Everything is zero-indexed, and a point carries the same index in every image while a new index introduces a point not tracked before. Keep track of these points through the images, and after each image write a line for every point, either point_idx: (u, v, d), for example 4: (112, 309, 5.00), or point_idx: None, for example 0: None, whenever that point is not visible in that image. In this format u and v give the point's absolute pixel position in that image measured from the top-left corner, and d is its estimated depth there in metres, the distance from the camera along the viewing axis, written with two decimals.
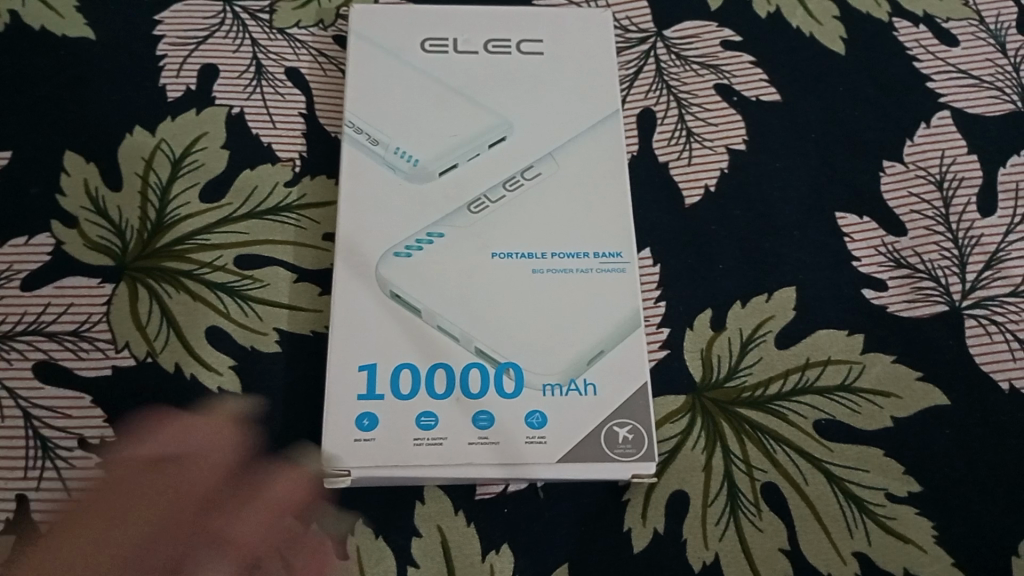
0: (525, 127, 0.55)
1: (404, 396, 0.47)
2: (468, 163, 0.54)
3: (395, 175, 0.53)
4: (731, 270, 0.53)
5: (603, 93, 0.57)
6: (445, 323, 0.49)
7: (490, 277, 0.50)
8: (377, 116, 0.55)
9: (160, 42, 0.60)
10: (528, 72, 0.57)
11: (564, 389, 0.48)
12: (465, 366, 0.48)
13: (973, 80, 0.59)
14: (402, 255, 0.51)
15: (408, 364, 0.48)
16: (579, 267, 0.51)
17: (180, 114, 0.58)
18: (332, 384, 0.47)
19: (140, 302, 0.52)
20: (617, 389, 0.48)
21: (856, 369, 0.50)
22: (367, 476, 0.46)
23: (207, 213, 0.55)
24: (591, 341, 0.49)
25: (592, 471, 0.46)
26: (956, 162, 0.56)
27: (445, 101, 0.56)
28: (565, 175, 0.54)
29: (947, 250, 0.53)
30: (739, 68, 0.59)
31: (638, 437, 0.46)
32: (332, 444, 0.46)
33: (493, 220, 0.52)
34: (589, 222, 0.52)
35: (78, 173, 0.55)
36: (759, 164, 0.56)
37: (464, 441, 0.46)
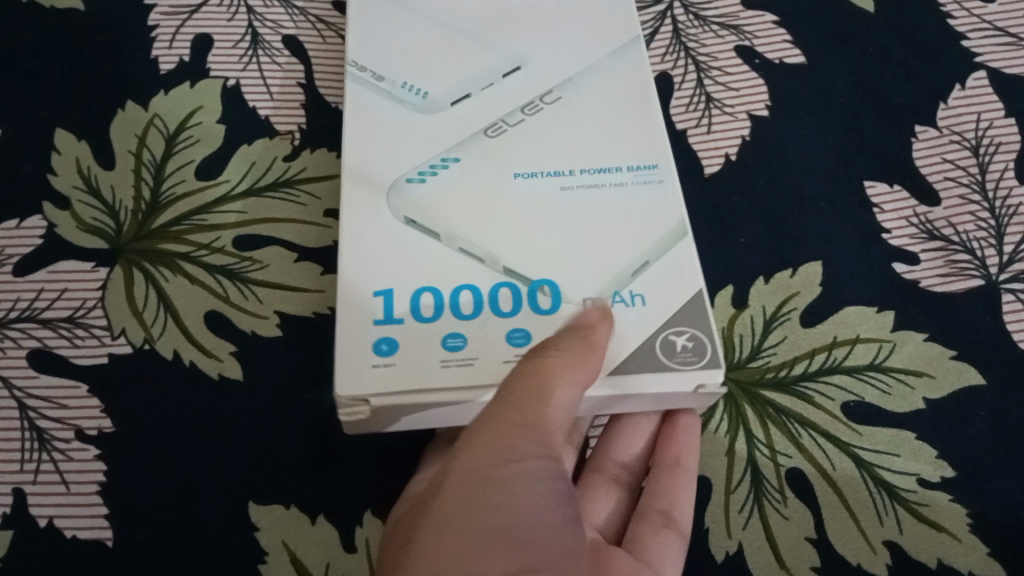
0: (543, 63, 0.52)
1: (426, 319, 0.43)
2: (482, 92, 0.51)
3: (404, 108, 0.50)
4: (754, 244, 0.50)
5: (619, 27, 0.54)
6: (468, 246, 0.45)
7: (510, 197, 0.47)
8: (381, 56, 0.52)
9: (152, 13, 0.58)
10: (540, 13, 0.54)
11: (609, 302, 0.44)
12: (493, 286, 0.44)
13: (1010, 37, 0.55)
14: (415, 182, 0.47)
15: (430, 288, 0.44)
16: (613, 181, 0.47)
17: (174, 86, 0.56)
18: (345, 311, 0.43)
19: (137, 288, 0.49)
20: (667, 299, 0.44)
21: (886, 348, 0.47)
22: (388, 405, 0.41)
23: (204, 191, 0.52)
24: (633, 253, 0.45)
25: (652, 383, 0.42)
26: (993, 126, 0.53)
27: (451, 39, 0.53)
28: (587, 100, 0.50)
29: (983, 220, 0.50)
30: (761, 28, 0.56)
31: (700, 344, 0.42)
32: (346, 370, 0.42)
33: (512, 144, 0.49)
34: (619, 138, 0.49)
35: (69, 152, 0.53)
36: (783, 130, 0.53)
37: (500, 359, 0.42)
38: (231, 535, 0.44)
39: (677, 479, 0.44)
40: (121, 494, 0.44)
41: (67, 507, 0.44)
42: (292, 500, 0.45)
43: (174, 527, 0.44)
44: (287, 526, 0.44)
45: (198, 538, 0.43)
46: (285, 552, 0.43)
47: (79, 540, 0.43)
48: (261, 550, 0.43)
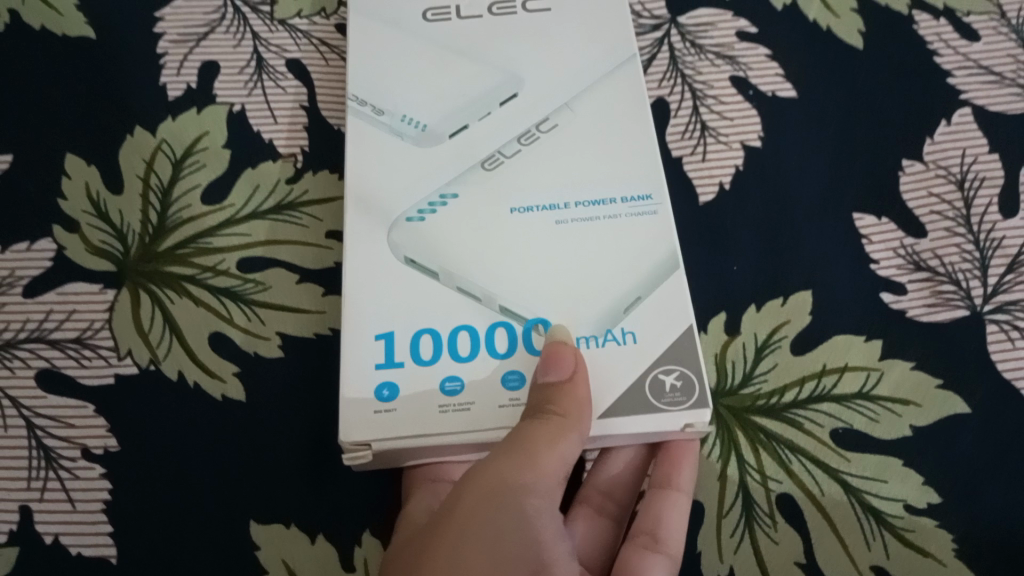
0: (540, 88, 0.53)
1: (426, 362, 0.45)
2: (479, 123, 0.52)
3: (403, 141, 0.51)
4: (745, 272, 0.51)
5: (616, 41, 0.55)
6: (466, 284, 0.47)
7: (508, 231, 0.48)
8: (380, 87, 0.53)
9: (161, 39, 0.59)
10: (538, 30, 0.55)
11: (601, 340, 0.45)
12: (489, 326, 0.46)
13: (995, 76, 0.57)
14: (414, 220, 0.48)
15: (429, 329, 0.46)
16: (607, 214, 0.48)
17: (181, 112, 0.57)
18: (348, 355, 0.45)
19: (143, 310, 0.51)
20: (657, 336, 0.45)
21: (873, 376, 0.49)
22: (390, 448, 0.43)
23: (209, 215, 0.53)
24: (625, 288, 0.46)
25: (641, 421, 0.43)
26: (978, 161, 0.54)
27: (450, 63, 0.54)
28: (583, 124, 0.51)
29: (968, 253, 0.52)
30: (755, 60, 0.58)
31: (688, 383, 0.44)
32: (349, 416, 0.43)
33: (510, 175, 0.50)
34: (613, 168, 0.50)
35: (79, 176, 0.55)
36: (774, 161, 0.55)
37: (496, 404, 0.44)
38: (233, 553, 0.45)
39: (670, 499, 0.44)
40: (125, 512, 0.45)
41: (72, 525, 0.45)
42: (293, 518, 0.45)
43: (175, 546, 0.45)
44: (289, 545, 0.45)
45: (200, 557, 0.44)
46: (284, 570, 0.44)
47: (84, 557, 0.45)
48: (261, 568, 0.44)
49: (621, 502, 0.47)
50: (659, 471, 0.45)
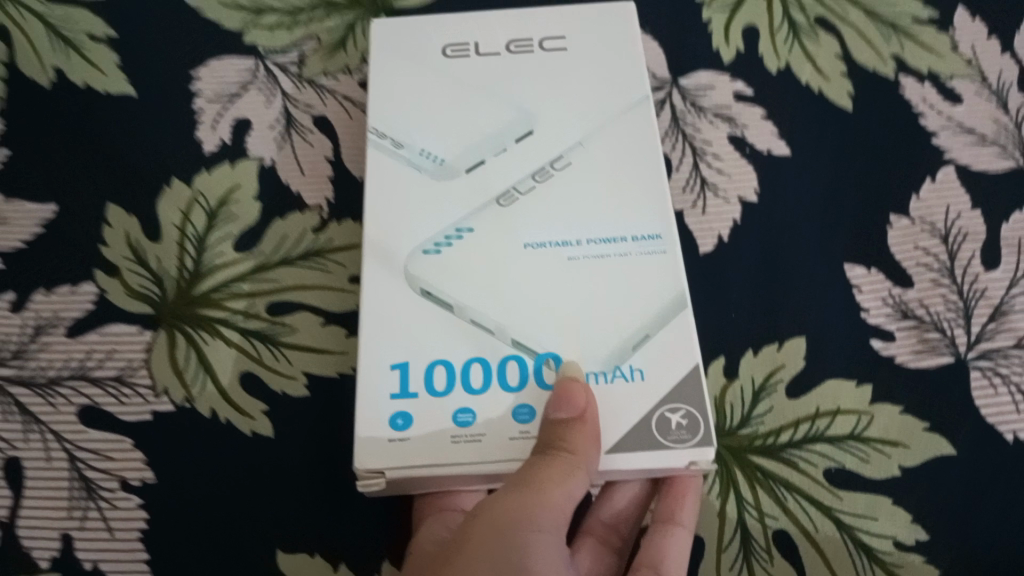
0: (555, 126, 0.56)
1: (439, 393, 0.48)
2: (495, 159, 0.55)
3: (421, 174, 0.54)
4: (743, 319, 0.55)
5: (629, 83, 0.57)
6: (479, 317, 0.50)
7: (522, 266, 0.51)
8: (400, 121, 0.56)
9: (197, 98, 0.64)
10: (552, 69, 0.58)
11: (610, 376, 0.48)
12: (501, 359, 0.49)
13: (977, 136, 0.60)
14: (431, 253, 0.52)
15: (442, 361, 0.49)
16: (617, 252, 0.51)
17: (215, 166, 0.61)
18: (365, 385, 0.48)
19: (178, 350, 0.54)
20: (664, 374, 0.48)
21: (864, 419, 0.52)
22: (404, 476, 0.46)
23: (241, 262, 0.57)
24: (634, 326, 0.49)
25: (646, 458, 0.46)
26: (961, 217, 0.58)
27: (468, 99, 0.57)
28: (596, 164, 0.54)
29: (952, 302, 0.55)
30: (751, 120, 0.62)
31: (693, 422, 0.47)
32: (367, 444, 0.47)
33: (524, 212, 0.53)
34: (623, 207, 0.53)
35: (120, 225, 0.59)
36: (768, 215, 0.58)
37: (506, 436, 0.47)
38: None
39: (672, 535, 0.47)
40: (160, 541, 0.49)
41: (111, 551, 0.49)
42: (316, 548, 0.49)
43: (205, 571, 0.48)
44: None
45: None
46: None
47: None
48: None
49: (624, 534, 0.50)
50: (663, 507, 0.48)
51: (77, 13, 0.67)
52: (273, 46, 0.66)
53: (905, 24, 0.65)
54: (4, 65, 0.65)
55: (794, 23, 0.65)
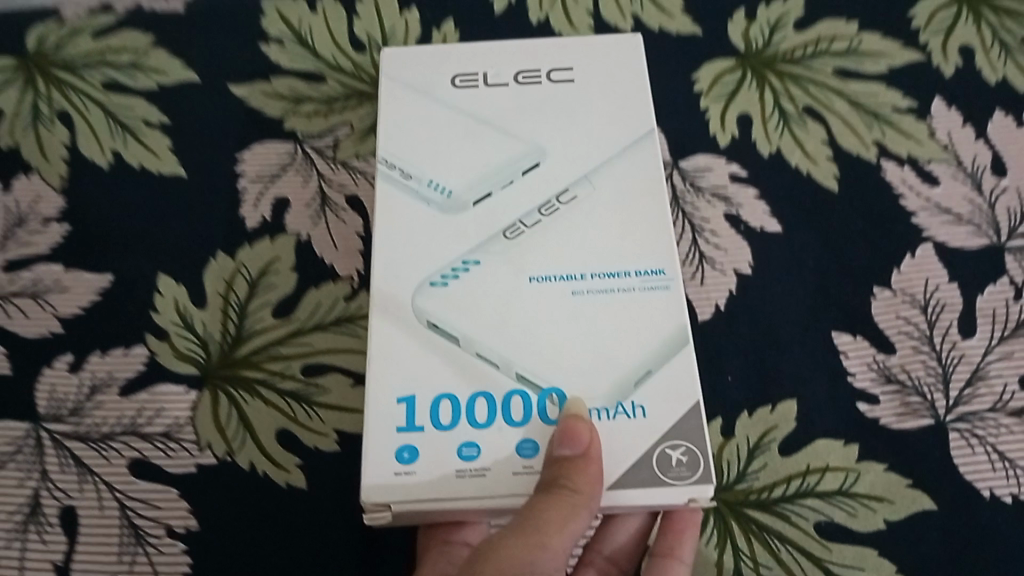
0: (562, 157, 0.57)
1: (445, 427, 0.49)
2: (503, 190, 0.56)
3: (429, 207, 0.55)
4: (738, 382, 0.59)
5: (636, 119, 0.58)
6: (485, 351, 0.51)
7: (528, 300, 0.52)
8: (407, 150, 0.57)
9: (241, 179, 0.70)
10: (558, 100, 0.59)
11: (612, 413, 0.49)
12: (507, 394, 0.50)
13: (954, 215, 0.66)
14: (438, 285, 0.52)
15: (448, 395, 0.50)
16: (622, 286, 0.52)
17: (257, 240, 0.67)
18: (371, 420, 0.49)
19: (221, 409, 0.60)
20: (666, 412, 0.49)
21: (851, 476, 0.56)
22: (408, 509, 0.47)
23: (279, 328, 0.63)
24: (637, 363, 0.50)
25: (648, 495, 0.47)
26: (940, 289, 0.62)
27: (475, 132, 0.58)
28: (604, 198, 0.55)
29: (932, 367, 0.59)
30: (746, 199, 0.67)
31: (693, 459, 0.48)
32: (373, 478, 0.48)
33: (531, 244, 0.54)
34: (630, 242, 0.53)
35: (170, 294, 0.65)
36: (761, 287, 0.63)
37: (510, 471, 0.47)
38: None
39: (671, 568, 0.51)
40: None
41: None
42: None
43: None
44: None
45: None
46: None
47: None
48: None
49: (623, 567, 0.55)
50: (664, 543, 0.51)
51: (134, 102, 0.75)
52: (310, 132, 0.72)
53: (886, 112, 0.71)
54: (67, 148, 0.72)
55: (784, 112, 0.71)
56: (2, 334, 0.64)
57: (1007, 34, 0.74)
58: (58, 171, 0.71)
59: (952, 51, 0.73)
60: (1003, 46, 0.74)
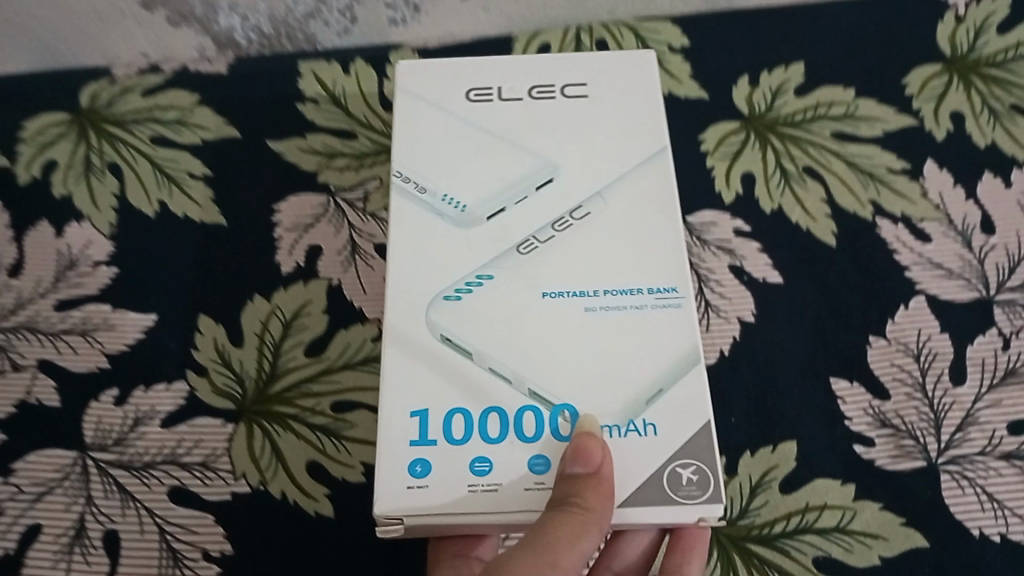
0: (573, 173, 0.59)
1: (457, 441, 0.51)
2: (516, 206, 0.58)
3: (443, 221, 0.57)
4: (741, 423, 0.63)
5: (648, 136, 0.61)
6: (498, 366, 0.53)
7: (540, 316, 0.54)
8: (424, 165, 0.59)
9: (277, 227, 0.75)
10: (573, 114, 0.62)
11: (624, 430, 0.51)
12: (518, 410, 0.52)
13: (945, 270, 0.70)
14: (452, 299, 0.55)
15: (461, 410, 0.52)
16: (633, 304, 0.54)
17: (292, 284, 0.72)
18: (386, 432, 0.51)
19: (255, 441, 0.64)
20: (675, 431, 0.51)
21: (848, 513, 0.60)
22: (419, 522, 0.49)
23: (310, 366, 0.67)
24: (649, 381, 0.52)
25: (659, 513, 0.49)
26: (931, 339, 0.66)
27: (490, 148, 0.60)
28: (614, 216, 0.57)
29: (924, 412, 0.63)
30: (749, 252, 0.72)
31: (703, 478, 0.50)
32: (387, 491, 0.49)
33: (543, 261, 0.56)
34: (640, 261, 0.56)
35: (210, 333, 0.69)
36: (764, 335, 0.67)
37: (522, 486, 0.50)
38: None
39: None
40: None
41: None
42: None
43: None
44: None
45: None
46: None
47: None
48: None
49: None
50: (674, 560, 0.55)
51: (179, 155, 0.80)
52: (342, 185, 0.77)
53: (881, 173, 0.75)
54: (117, 198, 0.78)
55: (786, 171, 0.76)
56: (54, 369, 0.69)
57: (996, 101, 0.79)
58: (107, 219, 0.76)
59: (943, 117, 0.78)
60: (992, 112, 0.78)
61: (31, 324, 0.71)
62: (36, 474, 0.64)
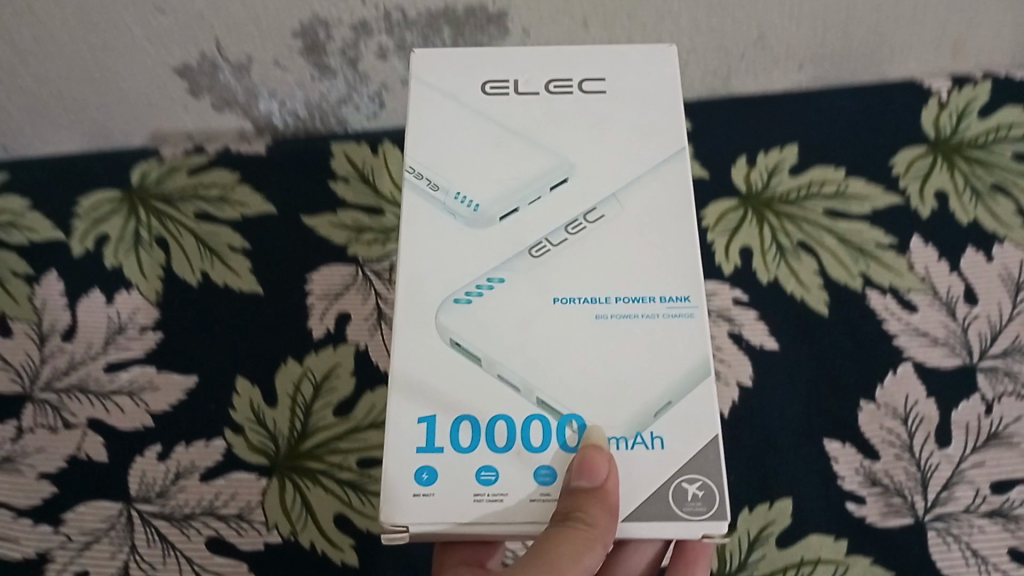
0: (591, 174, 0.55)
1: (464, 449, 0.49)
2: (530, 207, 0.55)
3: (456, 221, 0.54)
4: (740, 481, 0.69)
5: (667, 135, 0.57)
6: (507, 373, 0.50)
7: (551, 323, 0.51)
8: (437, 161, 0.56)
9: (309, 295, 0.81)
10: (590, 110, 0.57)
11: (630, 442, 0.49)
12: (526, 418, 0.50)
13: (931, 338, 0.75)
14: (462, 302, 0.52)
15: (468, 417, 0.50)
16: (645, 312, 0.51)
17: (322, 347, 0.78)
18: (392, 438, 0.49)
19: (287, 494, 0.71)
20: (682, 444, 0.49)
21: (841, 567, 0.66)
22: (425, 531, 0.48)
23: (337, 426, 0.73)
24: (658, 393, 0.50)
25: (662, 528, 0.48)
26: (918, 403, 0.72)
27: (503, 143, 0.57)
28: (630, 220, 0.54)
29: (912, 472, 0.69)
30: (747, 320, 0.77)
31: (708, 494, 0.48)
32: (393, 499, 0.48)
33: (555, 265, 0.53)
34: (655, 269, 0.53)
35: (246, 393, 0.75)
36: (761, 399, 0.73)
37: (526, 497, 0.48)
38: None
39: None
40: None
41: None
42: None
43: None
44: None
45: None
46: None
47: None
48: None
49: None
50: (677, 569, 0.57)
51: (220, 230, 0.85)
52: (370, 257, 0.83)
53: (870, 248, 0.80)
54: (163, 269, 0.83)
55: (781, 246, 0.81)
56: (103, 428, 0.75)
57: (978, 181, 0.84)
58: (154, 288, 0.82)
59: (928, 195, 0.83)
60: (974, 191, 0.83)
61: (81, 385, 0.77)
62: (83, 524, 0.71)
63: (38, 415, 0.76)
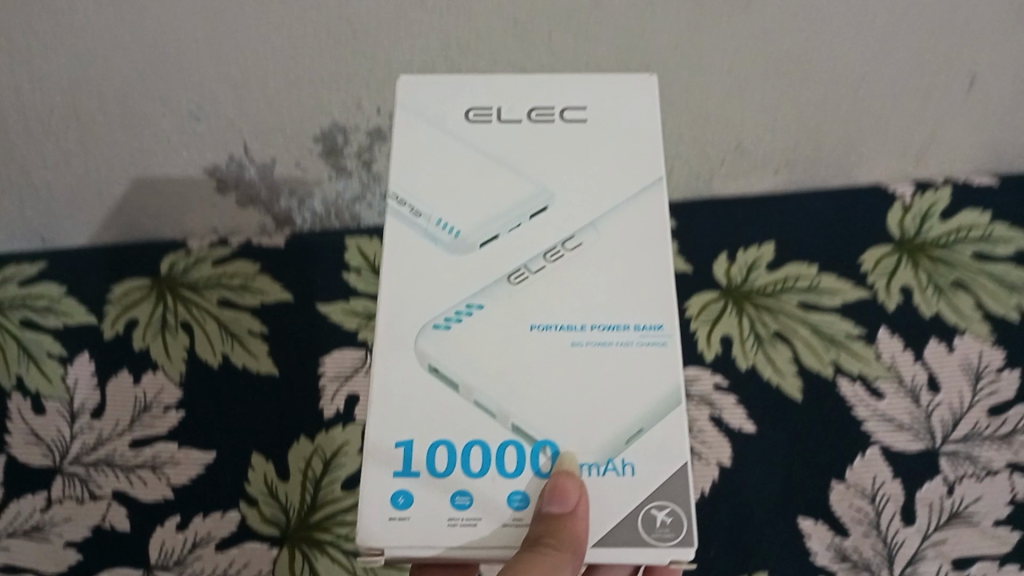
0: (568, 202, 0.59)
1: (440, 474, 0.53)
2: (509, 234, 0.58)
3: (437, 247, 0.57)
4: (718, 556, 0.77)
5: (645, 164, 0.60)
6: (483, 399, 0.54)
7: (527, 349, 0.55)
8: (420, 187, 0.59)
9: (321, 376, 0.87)
10: (569, 139, 0.61)
11: (602, 468, 0.53)
12: (501, 444, 0.53)
13: (896, 424, 0.82)
14: (441, 327, 0.55)
15: (444, 442, 0.53)
16: (619, 340, 0.55)
17: (332, 426, 0.84)
18: (370, 463, 0.53)
19: (296, 563, 0.79)
20: (651, 472, 0.53)
21: None
22: (398, 554, 0.51)
23: (344, 499, 0.81)
24: (629, 419, 0.53)
25: (630, 554, 0.51)
26: (885, 483, 0.79)
27: (486, 170, 0.60)
28: (605, 249, 0.57)
29: (879, 549, 0.77)
30: (727, 404, 0.83)
31: (677, 521, 0.52)
32: (371, 521, 0.51)
33: (532, 292, 0.56)
34: (629, 298, 0.56)
35: (260, 468, 0.82)
36: (738, 479, 0.80)
37: (500, 520, 0.52)
38: None
39: None
40: None
41: None
42: None
43: None
44: None
45: None
46: None
47: None
48: None
49: None
50: None
51: (240, 315, 0.91)
52: None
53: (841, 338, 0.87)
54: (187, 351, 0.89)
55: (759, 335, 0.87)
56: (128, 499, 0.82)
57: (941, 278, 0.89)
58: (178, 369, 0.88)
59: (894, 289, 0.89)
60: (936, 288, 0.89)
61: (109, 459, 0.84)
62: None
63: (67, 487, 0.83)
